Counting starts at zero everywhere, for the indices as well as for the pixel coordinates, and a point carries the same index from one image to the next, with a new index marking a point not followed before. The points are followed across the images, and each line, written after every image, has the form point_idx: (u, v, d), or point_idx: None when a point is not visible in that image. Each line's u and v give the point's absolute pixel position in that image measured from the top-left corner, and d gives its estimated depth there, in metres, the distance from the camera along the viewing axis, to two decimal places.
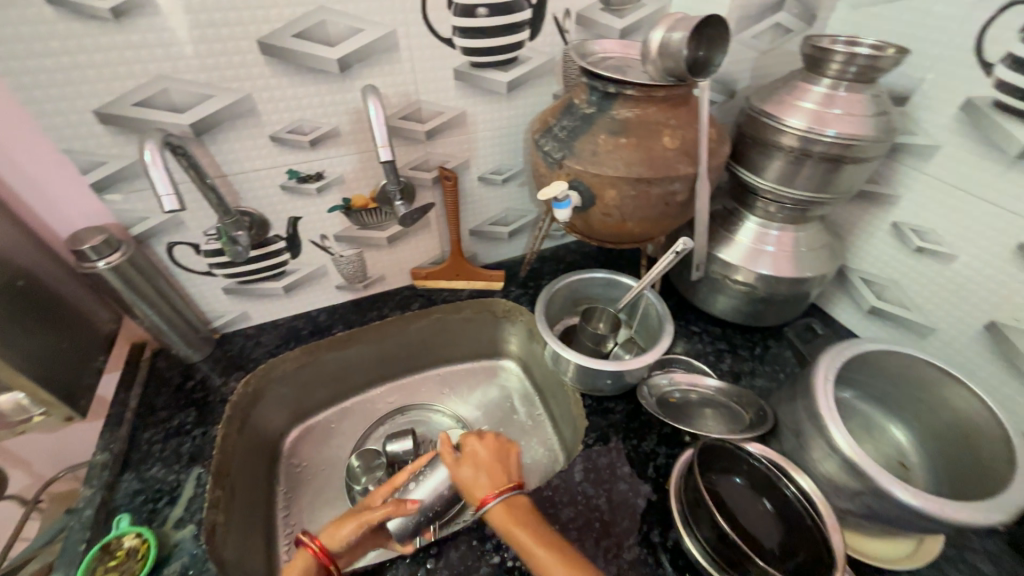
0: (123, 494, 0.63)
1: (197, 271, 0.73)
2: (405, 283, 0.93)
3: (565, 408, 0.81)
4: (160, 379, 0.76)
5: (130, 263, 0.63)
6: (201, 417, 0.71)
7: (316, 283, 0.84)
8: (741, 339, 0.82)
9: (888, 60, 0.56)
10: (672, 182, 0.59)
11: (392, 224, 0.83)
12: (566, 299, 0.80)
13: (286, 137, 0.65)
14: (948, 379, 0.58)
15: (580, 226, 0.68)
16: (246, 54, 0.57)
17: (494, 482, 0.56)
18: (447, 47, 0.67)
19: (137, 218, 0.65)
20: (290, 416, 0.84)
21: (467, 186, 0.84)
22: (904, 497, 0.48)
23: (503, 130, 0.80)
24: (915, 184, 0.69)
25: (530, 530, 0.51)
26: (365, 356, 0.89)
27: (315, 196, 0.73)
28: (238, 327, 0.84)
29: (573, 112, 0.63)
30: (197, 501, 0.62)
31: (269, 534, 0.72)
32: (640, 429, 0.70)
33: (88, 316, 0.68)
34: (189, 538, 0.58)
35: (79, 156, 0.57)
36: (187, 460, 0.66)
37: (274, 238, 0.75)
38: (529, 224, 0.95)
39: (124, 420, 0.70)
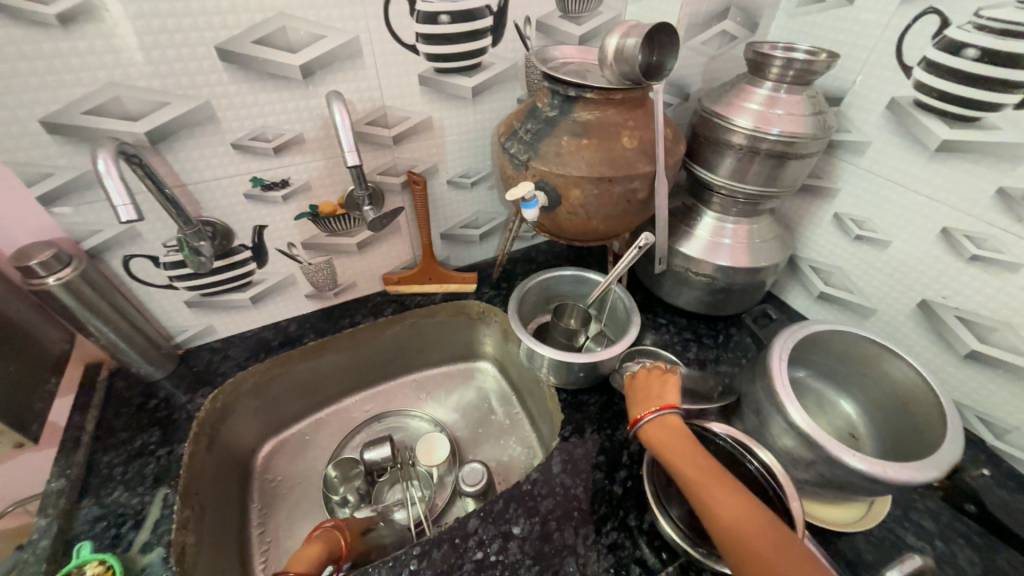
0: (82, 521, 0.59)
1: (157, 285, 0.71)
2: (377, 289, 0.93)
3: (542, 404, 0.83)
4: (119, 399, 0.73)
5: (82, 278, 0.60)
6: (166, 435, 0.69)
7: (285, 292, 0.83)
8: (705, 328, 0.86)
9: (821, 64, 0.61)
10: (633, 180, 0.62)
11: (362, 230, 0.82)
12: (538, 297, 0.82)
13: (248, 145, 0.64)
14: (888, 354, 0.63)
15: (548, 225, 0.70)
16: (203, 60, 0.56)
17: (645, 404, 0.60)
18: (411, 53, 0.68)
19: (90, 231, 0.62)
20: (262, 430, 0.82)
21: (436, 190, 0.85)
22: (853, 462, 0.52)
23: (470, 133, 0.81)
24: (852, 177, 0.75)
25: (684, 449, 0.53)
26: (338, 365, 0.87)
27: (281, 204, 0.72)
28: (202, 342, 0.81)
29: (537, 115, 0.65)
30: (165, 522, 0.59)
31: (244, 553, 0.70)
32: (614, 419, 0.72)
33: (37, 336, 0.64)
34: (158, 561, 0.56)
35: (23, 168, 0.54)
36: (152, 481, 0.63)
37: (239, 248, 0.73)
38: (499, 226, 0.97)
39: (81, 444, 0.66)
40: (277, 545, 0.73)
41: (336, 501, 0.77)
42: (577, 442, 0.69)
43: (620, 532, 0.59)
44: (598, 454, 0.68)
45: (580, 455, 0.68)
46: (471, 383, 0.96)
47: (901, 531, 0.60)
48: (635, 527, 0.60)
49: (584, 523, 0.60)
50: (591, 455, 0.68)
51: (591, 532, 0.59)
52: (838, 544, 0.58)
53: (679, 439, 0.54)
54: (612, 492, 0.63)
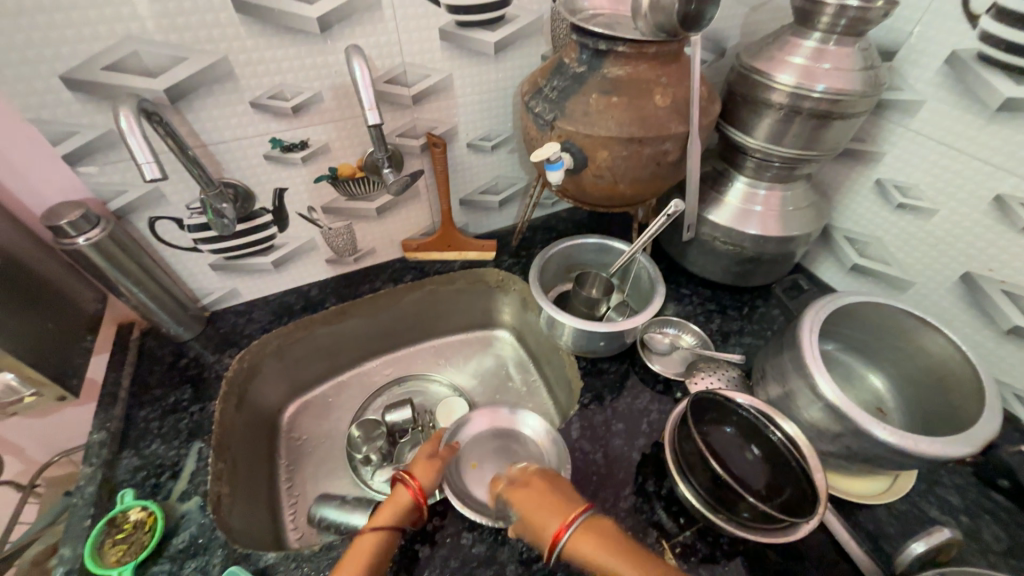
0: (124, 470, 0.63)
1: (183, 247, 0.72)
2: (396, 256, 0.92)
3: (560, 373, 0.83)
4: (151, 358, 0.75)
5: (111, 238, 0.61)
6: (198, 393, 0.71)
7: (306, 257, 0.83)
8: (730, 300, 0.84)
9: (877, 11, 0.55)
10: (664, 141, 0.59)
11: (381, 195, 0.81)
12: (559, 265, 0.80)
13: (266, 104, 0.63)
14: (925, 328, 0.61)
15: (572, 190, 0.67)
16: (219, 12, 0.54)
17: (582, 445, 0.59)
18: (432, 5, 0.64)
19: (115, 192, 0.62)
20: (287, 391, 0.84)
21: (456, 154, 0.83)
22: (882, 435, 0.51)
23: (491, 93, 0.78)
24: (899, 141, 0.70)
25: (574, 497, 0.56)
26: (359, 330, 0.88)
27: (300, 166, 0.71)
28: (228, 305, 0.83)
29: (563, 71, 0.62)
30: (201, 473, 0.62)
31: (275, 504, 0.74)
32: (634, 387, 0.72)
33: (72, 296, 0.66)
34: (195, 509, 0.59)
35: (48, 126, 0.54)
36: (186, 435, 0.66)
37: (260, 211, 0.73)
38: (519, 192, 0.95)
39: (118, 399, 0.69)
40: (304, 499, 0.76)
41: (359, 459, 0.80)
42: (597, 409, 0.70)
43: (638, 496, 0.60)
44: (617, 421, 0.68)
45: (599, 422, 0.68)
46: (490, 350, 0.97)
47: (926, 506, 0.59)
48: (653, 493, 0.61)
49: (602, 486, 0.61)
50: (610, 422, 0.68)
51: (609, 495, 0.60)
52: (859, 515, 0.58)
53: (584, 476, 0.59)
54: (631, 458, 0.64)
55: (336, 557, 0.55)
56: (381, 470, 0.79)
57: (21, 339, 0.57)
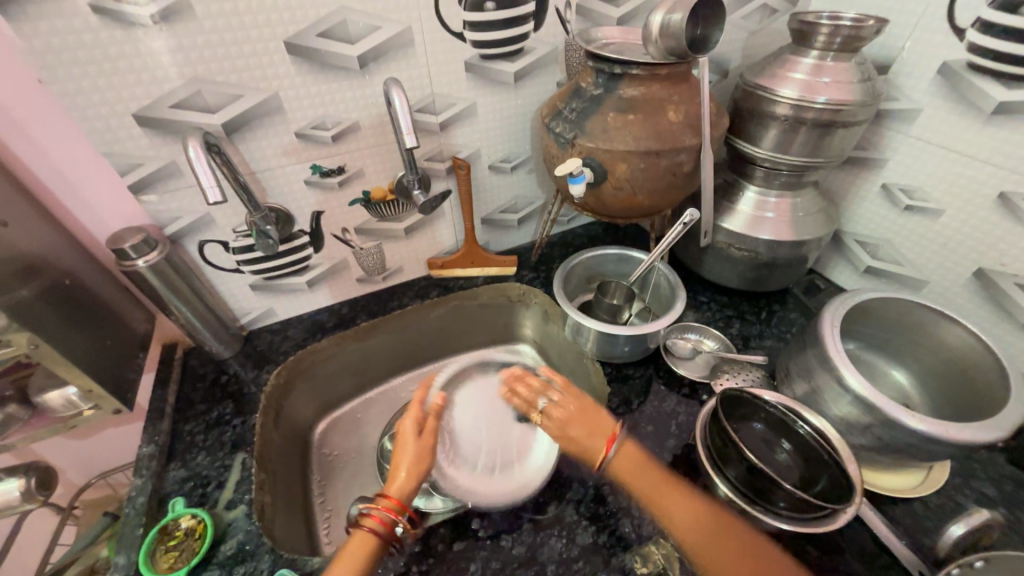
0: (172, 482, 0.65)
1: (227, 269, 0.76)
2: (421, 274, 0.96)
3: (585, 382, 0.84)
4: (194, 375, 0.79)
5: (166, 261, 0.66)
6: (239, 407, 0.74)
7: (338, 276, 0.87)
8: (748, 305, 0.86)
9: (870, 30, 0.61)
10: (678, 153, 0.63)
11: (409, 216, 0.86)
12: (581, 276, 0.84)
13: (309, 134, 0.69)
14: (944, 320, 0.63)
15: (592, 203, 0.71)
16: (274, 54, 0.61)
17: (591, 429, 0.58)
18: (458, 41, 0.71)
19: (170, 217, 0.68)
20: (318, 408, 0.86)
21: (479, 175, 0.88)
22: (912, 423, 0.53)
23: (510, 118, 0.84)
24: (900, 146, 0.74)
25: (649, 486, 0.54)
26: (387, 346, 0.91)
27: (337, 190, 0.76)
28: (264, 323, 0.86)
29: (581, 94, 0.67)
30: (245, 484, 0.65)
31: (310, 520, 0.74)
32: (660, 391, 0.74)
33: (126, 317, 0.70)
34: (242, 517, 0.61)
35: (118, 158, 0.60)
36: (230, 447, 0.69)
37: (298, 233, 0.78)
38: (537, 211, 0.99)
39: (164, 414, 0.72)
40: (337, 513, 0.77)
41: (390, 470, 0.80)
42: (625, 413, 0.71)
43: None
44: (646, 424, 0.70)
45: (628, 425, 0.70)
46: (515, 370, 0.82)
47: (963, 499, 0.59)
48: None
49: None
50: (639, 424, 0.70)
51: None
52: (896, 510, 0.58)
53: (597, 419, 0.58)
54: (662, 459, 0.65)
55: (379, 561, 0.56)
56: None
57: (82, 356, 0.61)
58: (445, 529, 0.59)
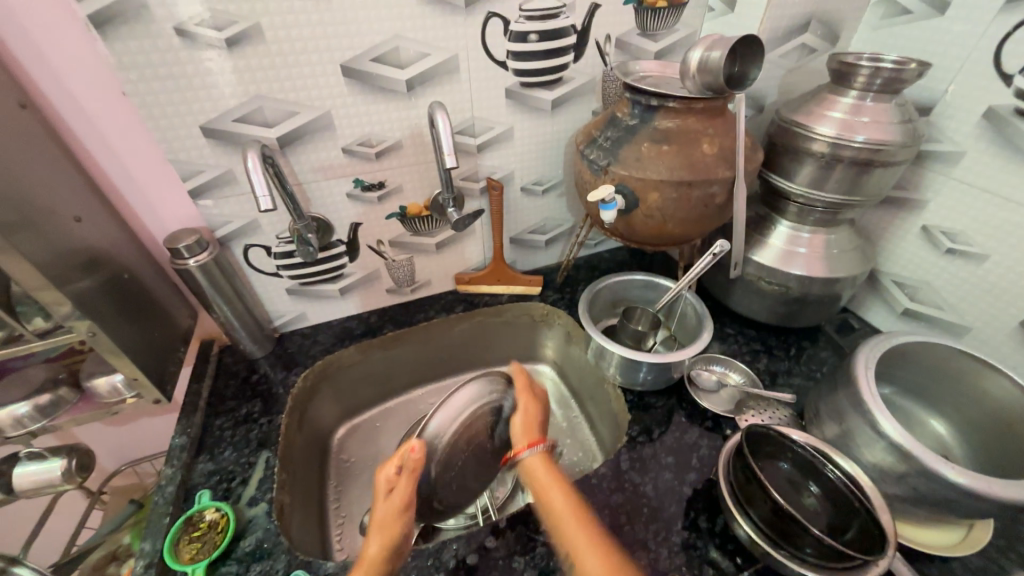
0: (199, 474, 0.67)
1: (267, 272, 0.80)
2: (449, 288, 0.99)
3: (605, 408, 0.84)
4: (227, 372, 0.82)
5: (215, 262, 0.70)
6: (267, 406, 0.76)
7: (369, 286, 0.91)
8: (776, 340, 0.85)
9: (911, 73, 0.61)
10: (711, 185, 0.64)
11: (441, 231, 0.89)
12: (606, 300, 0.85)
13: (355, 149, 0.73)
14: (987, 370, 0.60)
15: (622, 229, 0.72)
16: (330, 76, 0.65)
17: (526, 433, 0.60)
18: (501, 69, 0.74)
19: (222, 221, 0.72)
20: (340, 413, 0.88)
21: (511, 196, 0.90)
22: (950, 475, 0.51)
23: (545, 143, 0.86)
24: (941, 189, 0.73)
25: (563, 492, 0.52)
26: (410, 357, 0.93)
27: (376, 203, 0.80)
28: (295, 327, 0.90)
29: (616, 124, 0.69)
30: (268, 482, 0.66)
31: (324, 523, 0.75)
32: (682, 422, 0.73)
33: (171, 312, 0.75)
34: (262, 514, 0.63)
35: (183, 165, 0.65)
36: (255, 445, 0.71)
37: (336, 242, 0.81)
38: (565, 233, 1.01)
39: (197, 408, 0.75)
40: (351, 521, 0.77)
41: None
42: (645, 442, 0.70)
43: (690, 531, 0.60)
44: (666, 455, 0.68)
45: (647, 454, 0.69)
46: None
47: (1006, 562, 0.56)
48: (706, 529, 0.60)
49: (653, 519, 0.61)
50: (659, 455, 0.68)
51: (660, 528, 0.60)
52: (931, 567, 0.55)
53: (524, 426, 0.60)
54: (682, 493, 0.64)
55: None
56: None
57: (133, 345, 0.65)
58: (457, 543, 0.59)
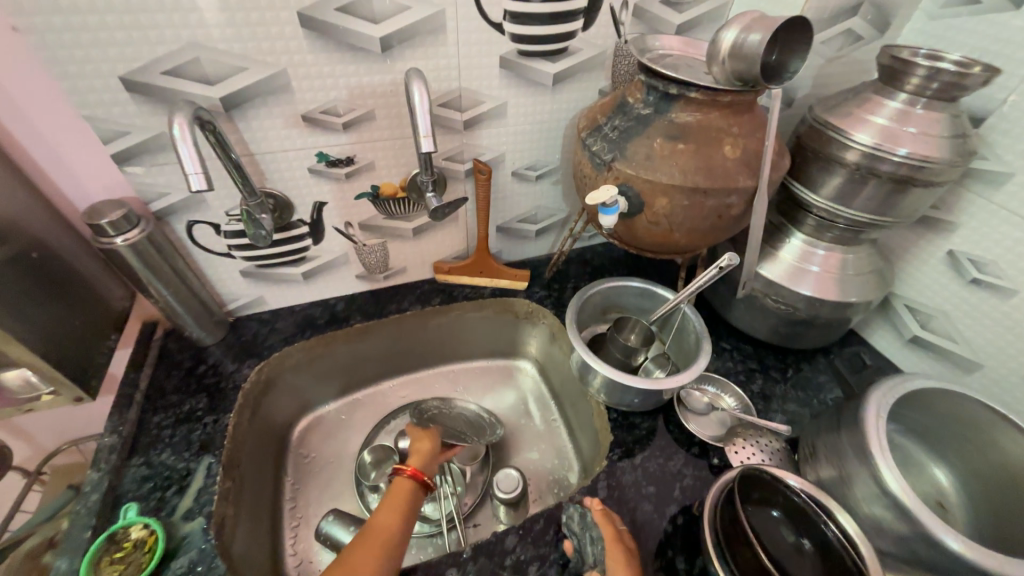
0: (130, 480, 0.60)
1: (216, 252, 0.71)
2: (426, 277, 0.90)
3: (585, 419, 0.79)
4: (172, 360, 0.74)
5: (148, 241, 0.60)
6: (213, 403, 0.69)
7: (337, 271, 0.81)
8: (774, 359, 0.79)
9: (976, 79, 0.52)
10: (729, 195, 0.55)
11: (419, 216, 0.79)
12: (597, 306, 0.77)
13: (318, 119, 0.62)
14: (1002, 422, 0.55)
15: (621, 233, 0.64)
16: (286, 25, 0.54)
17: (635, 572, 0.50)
18: (496, 32, 0.63)
19: (158, 193, 0.62)
20: (301, 406, 0.82)
21: (501, 181, 0.80)
22: (955, 546, 0.46)
23: (542, 124, 0.76)
24: (978, 212, 0.65)
25: None
26: (380, 348, 0.86)
27: (344, 181, 0.69)
28: (252, 311, 0.81)
29: (627, 111, 0.59)
30: (208, 492, 0.60)
31: (276, 526, 0.70)
32: (666, 447, 0.68)
33: (102, 293, 0.65)
34: (198, 532, 0.56)
35: (101, 124, 0.54)
36: (197, 448, 0.64)
37: (297, 222, 0.72)
38: (558, 224, 0.92)
39: (134, 402, 0.67)
40: (307, 523, 0.73)
41: (367, 485, 0.76)
42: (625, 467, 0.65)
43: (663, 572, 0.56)
44: (647, 484, 0.63)
45: (627, 482, 0.64)
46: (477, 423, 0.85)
47: None
48: (682, 571, 0.56)
49: None
50: (639, 484, 0.63)
51: None
52: None
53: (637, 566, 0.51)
54: (659, 528, 0.59)
55: None
56: None
57: (46, 336, 0.56)
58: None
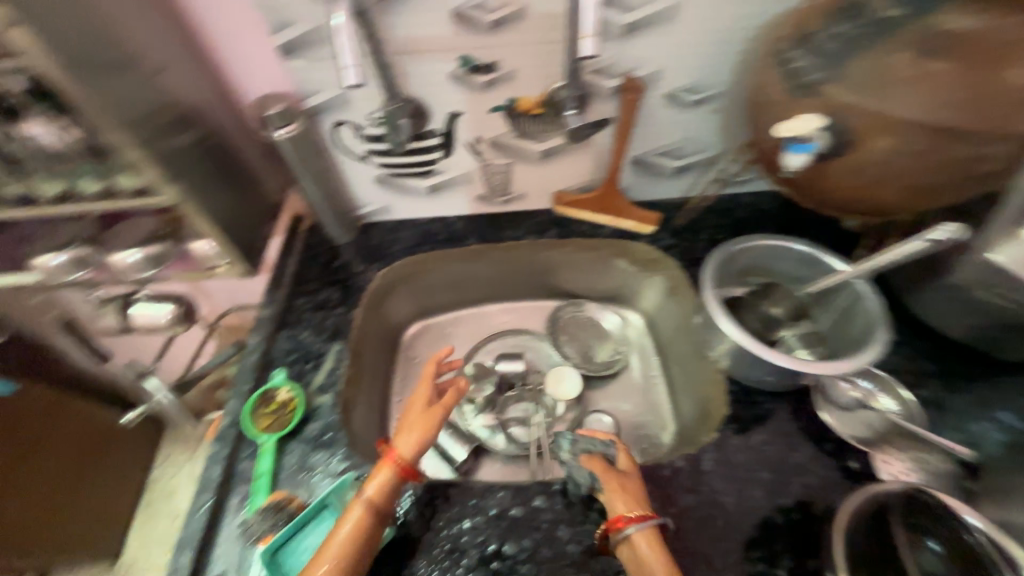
0: (279, 349, 0.70)
1: (354, 155, 0.73)
2: (545, 206, 0.86)
3: (695, 385, 0.73)
4: (312, 253, 0.81)
5: (304, 137, 0.64)
6: (344, 297, 0.76)
7: (460, 188, 0.80)
8: (961, 367, 0.62)
9: None
10: (991, 143, 0.42)
11: (551, 137, 0.73)
12: (740, 266, 0.66)
13: (468, 16, 0.58)
14: None
15: (806, 183, 0.53)
16: None
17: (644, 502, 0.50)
18: None
19: (311, 90, 0.63)
20: (413, 313, 0.87)
21: (649, 103, 0.70)
22: None
23: (714, 35, 0.62)
24: None
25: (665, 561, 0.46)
26: (490, 272, 0.86)
27: (482, 90, 0.65)
28: (379, 218, 0.85)
29: (859, 16, 0.45)
30: (337, 372, 0.67)
31: (384, 414, 0.78)
32: (791, 436, 0.59)
33: (259, 182, 0.72)
34: (328, 405, 0.64)
35: (271, 12, 0.55)
36: (330, 334, 0.71)
37: (431, 132, 0.70)
38: (704, 163, 0.79)
39: (284, 284, 0.76)
40: None
41: (464, 394, 0.82)
42: (738, 445, 0.59)
43: (764, 562, 0.51)
44: (761, 469, 0.57)
45: (739, 462, 0.58)
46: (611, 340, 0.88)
47: None
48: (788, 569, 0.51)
49: (726, 536, 0.53)
50: (752, 467, 0.57)
51: (731, 549, 0.52)
52: None
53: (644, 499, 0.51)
54: (767, 518, 0.54)
55: (437, 507, 0.55)
56: (481, 415, 0.80)
57: (222, 215, 0.64)
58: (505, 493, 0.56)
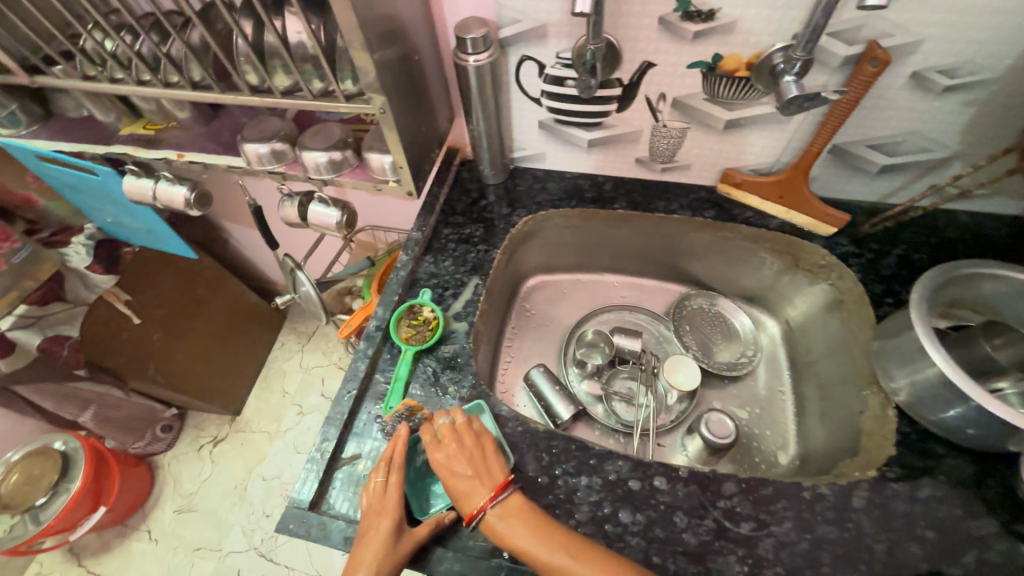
0: (423, 271, 0.74)
1: (529, 95, 0.72)
2: (707, 183, 0.79)
3: (842, 412, 0.64)
4: (462, 187, 0.83)
5: (491, 67, 0.63)
6: (487, 235, 0.77)
7: (622, 147, 0.76)
8: None
9: None
10: None
11: (744, 107, 0.66)
12: (954, 295, 0.57)
13: None
14: None
15: None
16: None
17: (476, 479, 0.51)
18: None
19: (512, 18, 0.63)
20: (539, 266, 0.87)
21: (884, 82, 0.59)
22: None
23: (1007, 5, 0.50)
24: None
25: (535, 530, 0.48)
26: (628, 242, 0.83)
27: (688, 40, 0.60)
28: (530, 165, 0.84)
29: None
30: (473, 304, 0.70)
31: (496, 354, 0.80)
32: (972, 501, 0.50)
33: (434, 115, 0.74)
34: (462, 333, 0.67)
35: None
36: (470, 268, 0.74)
37: (614, 81, 0.66)
38: (921, 165, 0.67)
39: (434, 211, 0.80)
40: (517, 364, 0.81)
41: (575, 353, 0.81)
42: (901, 492, 0.51)
43: None
44: (927, 527, 0.49)
45: (898, 510, 0.50)
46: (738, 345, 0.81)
47: None
48: None
49: None
50: (915, 521, 0.50)
51: None
52: None
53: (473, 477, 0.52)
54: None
55: (557, 452, 0.56)
56: (587, 380, 0.79)
57: (406, 132, 0.66)
58: (623, 463, 0.55)
